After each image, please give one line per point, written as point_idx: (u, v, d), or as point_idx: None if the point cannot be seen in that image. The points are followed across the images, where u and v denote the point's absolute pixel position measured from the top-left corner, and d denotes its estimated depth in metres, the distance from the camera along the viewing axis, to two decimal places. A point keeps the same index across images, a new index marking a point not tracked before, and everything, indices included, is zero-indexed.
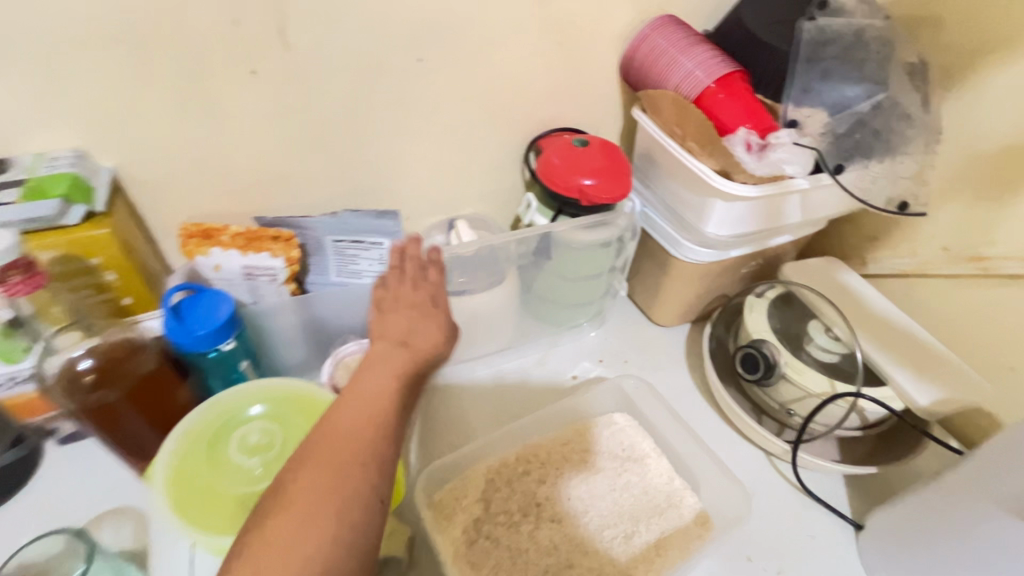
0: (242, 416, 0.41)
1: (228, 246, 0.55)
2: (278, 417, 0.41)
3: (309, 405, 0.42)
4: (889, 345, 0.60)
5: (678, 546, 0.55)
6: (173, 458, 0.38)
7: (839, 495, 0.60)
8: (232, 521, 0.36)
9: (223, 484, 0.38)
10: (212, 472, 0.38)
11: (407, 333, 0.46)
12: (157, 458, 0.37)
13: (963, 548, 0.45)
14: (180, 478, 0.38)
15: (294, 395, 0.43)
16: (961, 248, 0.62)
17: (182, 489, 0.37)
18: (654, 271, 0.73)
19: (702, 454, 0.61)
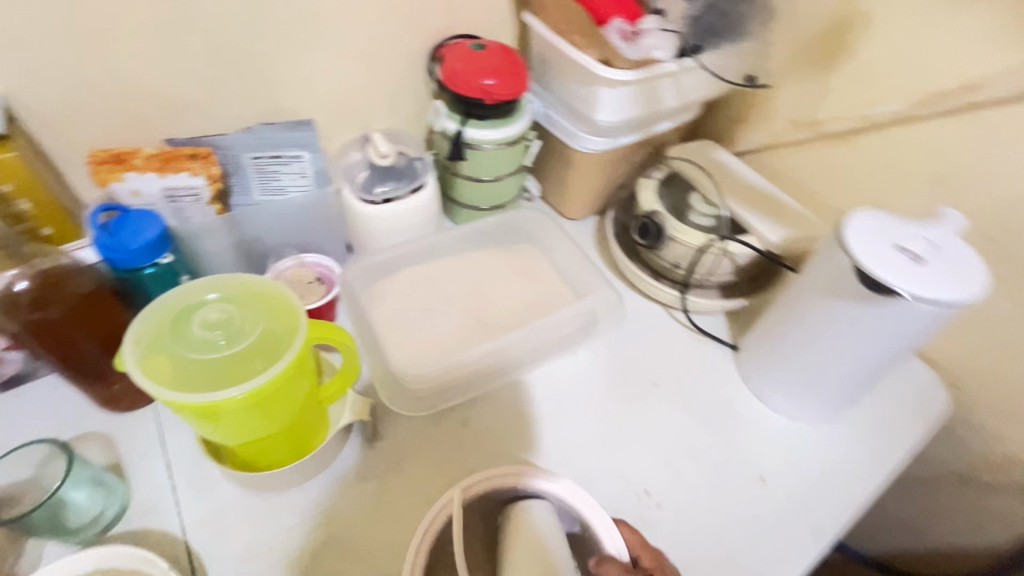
0: (199, 301, 0.45)
1: (143, 169, 0.55)
2: (233, 300, 0.45)
3: (262, 290, 0.47)
4: (750, 200, 0.74)
5: (558, 329, 0.68)
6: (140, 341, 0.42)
7: (723, 328, 0.74)
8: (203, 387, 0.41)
9: (191, 358, 0.42)
10: (178, 350, 0.42)
11: None
12: (126, 341, 0.41)
13: (805, 332, 0.59)
14: (150, 357, 0.42)
15: (243, 283, 0.47)
16: (801, 116, 0.75)
17: (149, 366, 0.41)
18: (560, 167, 0.81)
19: (586, 268, 0.72)
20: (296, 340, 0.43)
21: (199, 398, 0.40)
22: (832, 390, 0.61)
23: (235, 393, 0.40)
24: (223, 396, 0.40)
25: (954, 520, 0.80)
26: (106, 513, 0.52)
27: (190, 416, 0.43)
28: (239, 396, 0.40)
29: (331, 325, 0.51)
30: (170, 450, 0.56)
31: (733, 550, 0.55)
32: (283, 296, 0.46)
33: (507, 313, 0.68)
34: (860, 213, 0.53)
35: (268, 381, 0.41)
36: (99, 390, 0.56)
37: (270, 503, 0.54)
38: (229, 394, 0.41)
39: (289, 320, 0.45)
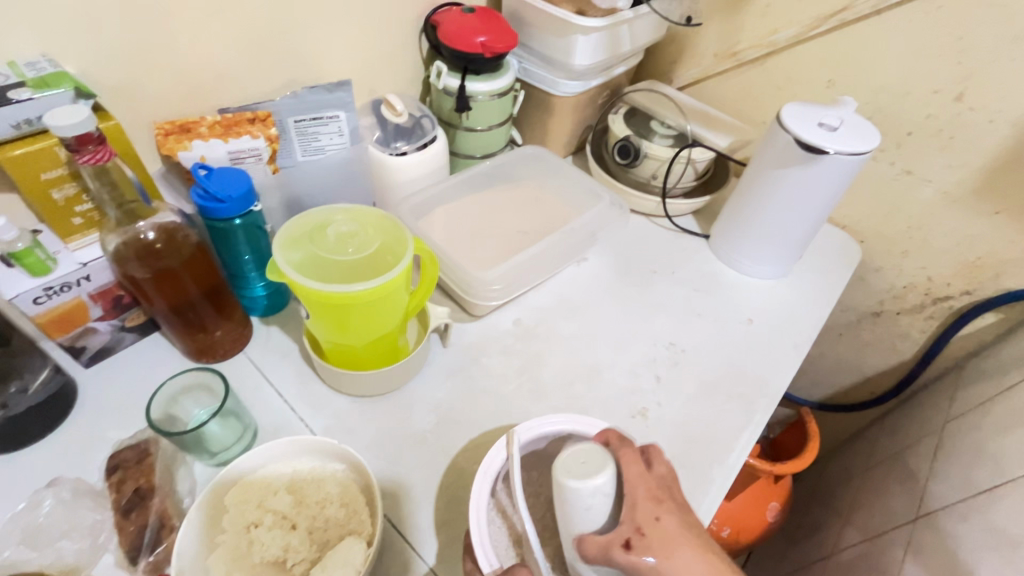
0: (330, 219, 0.55)
1: (208, 137, 0.62)
2: (357, 222, 0.55)
3: (377, 219, 0.56)
4: (699, 119, 0.91)
5: (572, 244, 0.78)
6: (285, 235, 0.52)
7: (694, 225, 0.91)
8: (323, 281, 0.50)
9: (324, 257, 0.51)
10: (315, 249, 0.52)
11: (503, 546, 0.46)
12: (278, 231, 0.51)
13: (763, 203, 0.77)
14: (294, 249, 0.52)
15: (364, 213, 0.56)
16: (724, 50, 0.93)
17: (289, 248, 0.51)
18: (540, 114, 0.94)
19: (585, 190, 0.86)
20: (403, 262, 0.51)
21: (330, 285, 0.49)
22: (788, 244, 0.79)
23: (359, 285, 0.49)
24: (338, 291, 0.49)
25: (875, 351, 1.04)
26: (234, 451, 0.56)
27: (314, 305, 0.53)
28: (364, 288, 0.49)
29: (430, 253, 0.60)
30: (275, 382, 0.63)
31: (746, 369, 0.71)
32: (395, 223, 0.55)
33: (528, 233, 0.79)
34: (788, 106, 0.72)
35: (375, 289, 0.50)
36: (200, 340, 0.61)
37: (380, 405, 0.63)
38: (353, 286, 0.49)
39: (398, 249, 0.53)
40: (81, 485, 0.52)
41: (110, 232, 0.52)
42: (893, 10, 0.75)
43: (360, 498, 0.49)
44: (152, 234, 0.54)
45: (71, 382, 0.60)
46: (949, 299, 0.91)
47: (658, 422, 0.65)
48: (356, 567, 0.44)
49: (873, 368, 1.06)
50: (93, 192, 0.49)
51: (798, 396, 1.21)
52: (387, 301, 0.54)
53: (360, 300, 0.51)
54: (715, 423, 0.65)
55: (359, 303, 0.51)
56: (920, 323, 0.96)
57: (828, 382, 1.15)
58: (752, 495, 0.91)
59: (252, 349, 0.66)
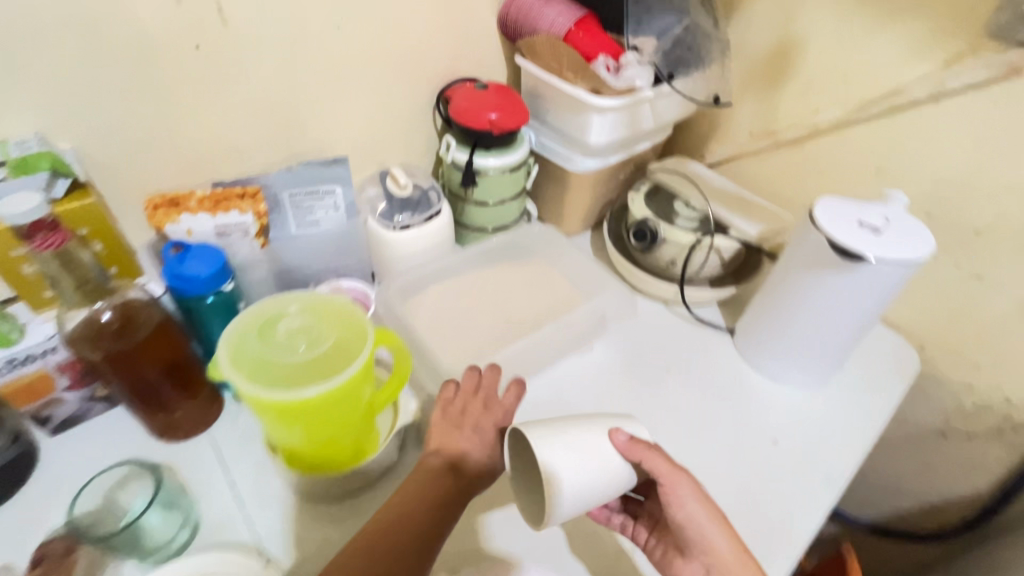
0: (283, 312, 0.50)
1: (196, 210, 0.61)
2: (312, 312, 0.51)
3: (337, 309, 0.52)
4: (725, 203, 0.84)
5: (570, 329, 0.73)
6: (233, 335, 0.47)
7: (717, 317, 0.82)
8: (265, 387, 0.45)
9: (274, 358, 0.47)
10: (263, 350, 0.47)
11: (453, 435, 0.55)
12: (221, 336, 0.46)
13: (794, 307, 0.67)
14: (238, 354, 0.46)
15: (324, 301, 0.52)
16: (760, 129, 0.86)
17: (237, 349, 0.47)
18: (556, 188, 0.90)
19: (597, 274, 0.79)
20: (351, 368, 0.47)
21: (277, 392, 0.44)
22: (822, 352, 0.69)
23: (310, 391, 0.45)
24: (273, 397, 0.44)
25: (937, 474, 0.88)
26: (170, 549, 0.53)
27: (263, 411, 0.47)
28: (313, 394, 0.44)
29: (386, 336, 0.56)
30: (230, 469, 0.59)
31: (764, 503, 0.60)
32: (356, 312, 0.51)
33: (526, 320, 0.73)
34: (820, 199, 0.64)
35: (315, 396, 0.45)
36: (160, 419, 0.59)
37: (335, 508, 0.57)
38: (303, 392, 0.45)
39: (351, 350, 0.49)
40: None
41: (67, 310, 0.51)
42: (951, 97, 0.66)
43: None
44: (109, 313, 0.52)
45: (30, 452, 0.59)
46: None
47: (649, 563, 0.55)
48: None
49: (937, 494, 0.90)
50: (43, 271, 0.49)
51: (847, 513, 1.05)
52: (335, 406, 0.49)
53: (308, 407, 0.46)
54: None
55: (302, 408, 0.47)
56: (996, 450, 0.80)
57: (884, 503, 0.98)
58: None
59: (216, 430, 0.62)
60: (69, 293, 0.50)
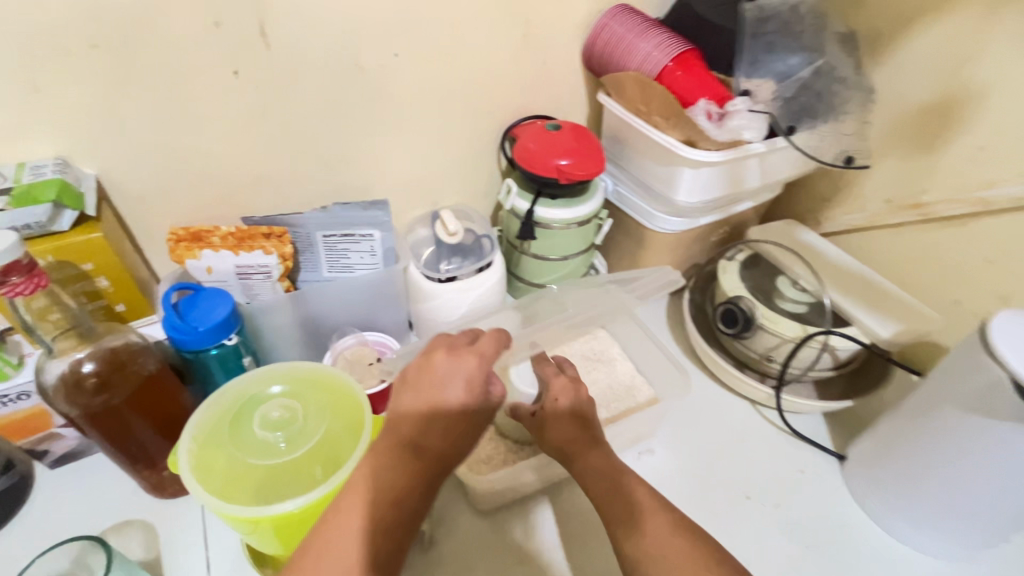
0: (265, 395, 0.41)
1: (219, 247, 0.55)
2: (299, 395, 0.42)
3: (331, 388, 0.42)
4: (847, 288, 0.66)
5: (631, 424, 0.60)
6: (201, 430, 0.39)
7: (821, 432, 0.64)
8: (233, 501, 0.36)
9: (247, 459, 0.38)
10: (235, 449, 0.38)
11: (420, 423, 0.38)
12: (183, 435, 0.37)
13: (944, 456, 0.49)
14: (205, 457, 0.38)
15: (316, 377, 0.43)
16: (902, 198, 0.68)
17: (205, 449, 0.38)
18: (630, 245, 0.77)
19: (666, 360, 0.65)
20: (334, 482, 0.37)
21: (245, 509, 0.35)
22: (985, 525, 0.49)
23: (287, 505, 0.36)
24: (229, 510, 0.35)
25: None
26: None
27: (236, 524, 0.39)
28: (287, 513, 0.35)
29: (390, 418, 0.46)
30: (211, 546, 0.52)
31: None
32: (352, 394, 0.42)
33: None
34: (999, 313, 0.46)
35: (282, 515, 0.35)
36: (148, 477, 0.53)
37: None
38: (277, 507, 0.36)
39: (341, 453, 0.39)
40: None
41: (47, 358, 0.45)
42: None
43: None
44: (91, 366, 0.46)
45: (24, 484, 0.55)
46: None
47: None
48: None
49: None
50: (21, 319, 0.42)
51: None
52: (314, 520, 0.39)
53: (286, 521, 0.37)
54: None
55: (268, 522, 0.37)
56: None
57: None
58: None
59: None
60: (48, 339, 0.44)
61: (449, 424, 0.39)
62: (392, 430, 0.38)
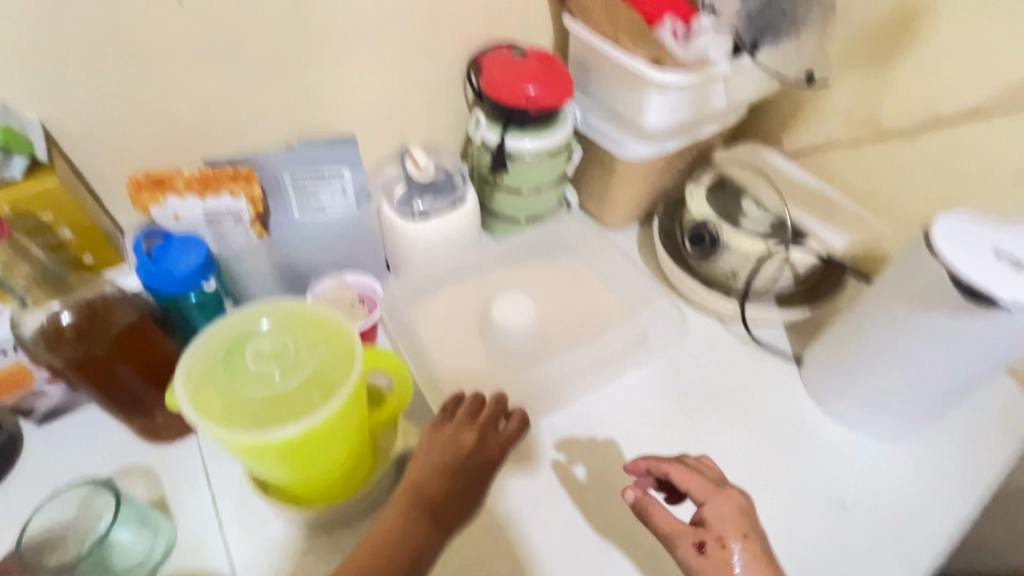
0: (254, 331, 0.42)
1: (184, 192, 0.54)
2: (288, 329, 0.43)
3: (319, 323, 0.43)
4: (805, 203, 0.71)
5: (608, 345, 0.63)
6: (194, 364, 0.40)
7: (783, 341, 0.69)
8: (231, 426, 0.38)
9: (241, 390, 0.39)
10: (229, 381, 0.39)
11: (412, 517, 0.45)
12: (176, 368, 0.38)
13: (888, 348, 0.54)
14: (199, 389, 0.39)
15: (304, 313, 0.44)
16: (859, 115, 0.70)
17: (201, 377, 0.39)
18: (601, 175, 0.77)
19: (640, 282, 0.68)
20: (333, 403, 0.39)
21: (244, 434, 0.36)
22: (921, 404, 0.56)
23: (284, 430, 0.37)
24: (237, 438, 0.37)
25: None
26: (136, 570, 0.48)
27: (234, 451, 0.40)
28: (285, 437, 0.36)
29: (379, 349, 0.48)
30: (214, 482, 0.54)
31: None
32: (341, 328, 0.43)
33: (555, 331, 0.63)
34: (940, 215, 0.49)
35: (288, 437, 0.37)
36: (141, 423, 0.54)
37: (322, 542, 0.51)
38: (275, 432, 0.37)
39: (335, 377, 0.41)
40: None
41: (21, 312, 0.45)
42: None
43: None
44: (68, 317, 0.46)
45: (15, 441, 0.56)
46: None
47: None
48: None
49: None
50: None
51: None
52: (310, 446, 0.41)
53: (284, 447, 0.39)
54: None
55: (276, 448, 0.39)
56: None
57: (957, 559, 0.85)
58: None
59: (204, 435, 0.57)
60: (19, 291, 0.44)
61: (439, 476, 0.47)
62: (431, 476, 0.47)
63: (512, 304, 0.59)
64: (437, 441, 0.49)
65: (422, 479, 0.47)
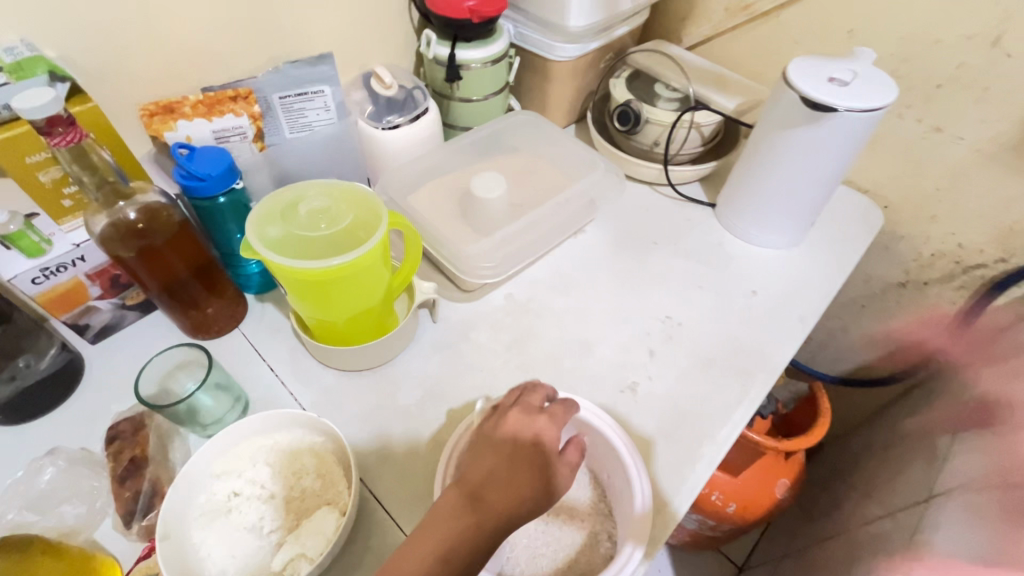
0: (299, 200, 0.54)
1: (192, 115, 0.62)
2: (325, 198, 0.54)
3: (347, 193, 0.55)
4: (703, 81, 0.86)
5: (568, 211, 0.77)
6: (257, 220, 0.51)
7: (700, 194, 0.87)
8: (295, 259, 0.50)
9: (297, 237, 0.51)
10: (287, 232, 0.51)
11: (476, 491, 0.44)
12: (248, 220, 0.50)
13: (771, 170, 0.72)
14: (265, 237, 0.51)
15: (334, 188, 0.56)
16: (735, 4, 0.86)
17: (264, 226, 0.51)
18: (538, 82, 0.90)
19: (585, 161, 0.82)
20: (366, 245, 0.51)
21: (308, 262, 0.48)
22: (798, 212, 0.74)
23: (337, 259, 0.49)
24: (294, 265, 0.49)
25: (900, 324, 0.98)
26: (224, 423, 0.59)
27: (295, 286, 0.52)
28: (339, 261, 0.49)
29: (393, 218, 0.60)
30: (267, 357, 0.65)
31: (745, 345, 0.68)
32: (365, 197, 0.55)
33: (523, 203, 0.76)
34: (795, 61, 0.66)
35: (331, 269, 0.49)
36: (193, 316, 0.63)
37: (368, 379, 0.63)
38: (330, 261, 0.49)
39: (365, 231, 0.53)
40: (78, 454, 0.56)
41: (95, 213, 0.54)
42: None
43: (335, 466, 0.51)
44: (134, 215, 0.55)
45: (77, 358, 0.63)
46: (982, 267, 0.83)
47: (650, 397, 0.63)
48: (325, 537, 0.47)
49: (899, 342, 1.00)
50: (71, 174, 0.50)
51: (819, 370, 1.16)
52: (353, 282, 0.53)
53: (336, 276, 0.51)
54: (707, 397, 0.63)
55: (322, 280, 0.51)
56: (950, 293, 0.89)
57: (851, 356, 1.08)
58: (761, 472, 0.89)
59: (246, 325, 0.67)
60: (93, 194, 0.53)
61: (505, 471, 0.46)
62: (459, 515, 0.43)
63: (488, 179, 0.71)
64: (473, 472, 0.46)
65: (448, 516, 0.43)
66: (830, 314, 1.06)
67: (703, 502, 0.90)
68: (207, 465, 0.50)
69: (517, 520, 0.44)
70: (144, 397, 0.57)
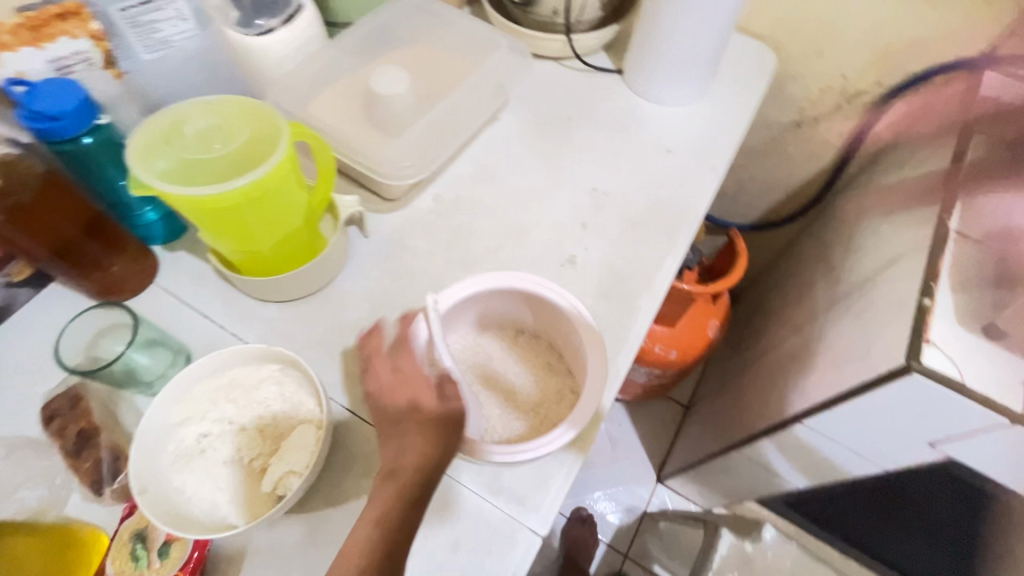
0: (187, 119, 0.49)
1: (15, 45, 0.52)
2: (219, 114, 0.50)
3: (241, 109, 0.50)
4: None
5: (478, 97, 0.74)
6: (140, 146, 0.46)
7: (608, 61, 0.85)
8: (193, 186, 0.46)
9: (192, 161, 0.47)
10: (181, 156, 0.47)
11: (391, 462, 0.49)
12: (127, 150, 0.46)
13: (671, 20, 0.71)
14: (155, 166, 0.46)
15: (226, 108, 0.50)
16: None
17: (150, 158, 0.47)
18: None
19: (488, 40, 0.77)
20: (271, 161, 0.47)
21: (210, 188, 0.45)
22: (701, 62, 0.75)
23: (241, 180, 0.46)
24: (192, 193, 0.45)
25: (799, 163, 1.06)
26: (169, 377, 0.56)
27: (200, 217, 0.49)
28: (243, 183, 0.45)
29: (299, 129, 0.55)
30: (196, 305, 0.61)
31: (665, 201, 0.71)
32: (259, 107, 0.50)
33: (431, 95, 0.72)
34: None
35: (238, 190, 0.46)
36: (99, 278, 0.58)
37: (311, 306, 0.62)
38: (236, 184, 0.46)
39: (267, 145, 0.49)
40: (17, 441, 0.52)
41: None
42: None
43: (301, 389, 0.51)
44: None
45: None
46: (863, 95, 0.90)
47: (587, 266, 0.66)
48: (310, 449, 0.48)
49: (799, 180, 1.09)
50: None
51: (734, 221, 1.25)
52: (268, 202, 0.50)
53: (247, 199, 0.48)
54: (637, 257, 0.67)
55: (231, 205, 0.48)
56: (838, 126, 0.96)
57: (761, 202, 1.17)
58: (693, 318, 1.00)
59: (163, 278, 0.62)
60: None
61: (413, 435, 0.49)
62: (379, 492, 0.47)
63: (388, 75, 0.65)
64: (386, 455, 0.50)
65: (373, 497, 0.47)
66: (738, 166, 1.13)
67: (648, 355, 1.00)
68: (167, 415, 0.49)
69: (436, 467, 0.48)
70: (73, 367, 0.54)
